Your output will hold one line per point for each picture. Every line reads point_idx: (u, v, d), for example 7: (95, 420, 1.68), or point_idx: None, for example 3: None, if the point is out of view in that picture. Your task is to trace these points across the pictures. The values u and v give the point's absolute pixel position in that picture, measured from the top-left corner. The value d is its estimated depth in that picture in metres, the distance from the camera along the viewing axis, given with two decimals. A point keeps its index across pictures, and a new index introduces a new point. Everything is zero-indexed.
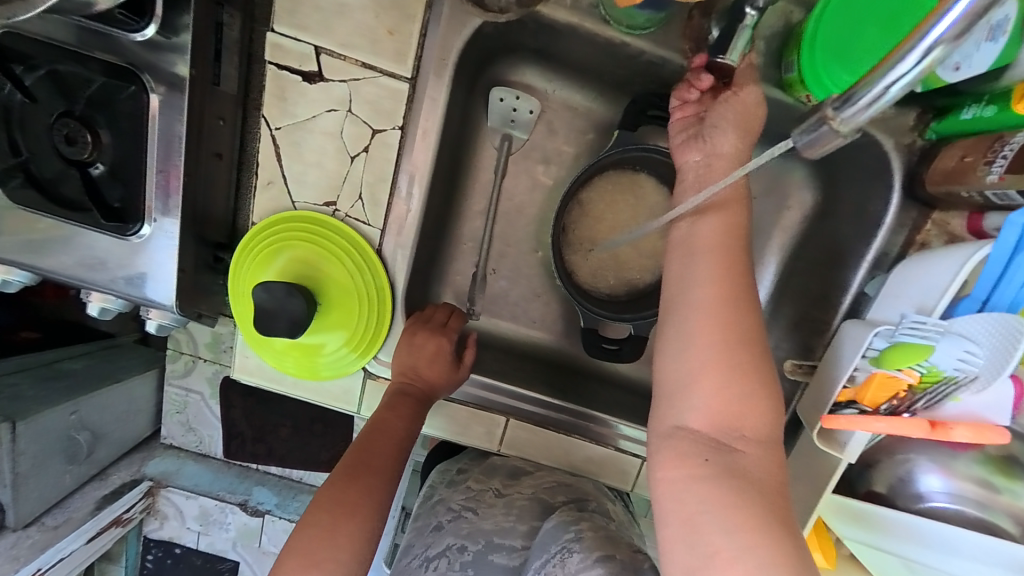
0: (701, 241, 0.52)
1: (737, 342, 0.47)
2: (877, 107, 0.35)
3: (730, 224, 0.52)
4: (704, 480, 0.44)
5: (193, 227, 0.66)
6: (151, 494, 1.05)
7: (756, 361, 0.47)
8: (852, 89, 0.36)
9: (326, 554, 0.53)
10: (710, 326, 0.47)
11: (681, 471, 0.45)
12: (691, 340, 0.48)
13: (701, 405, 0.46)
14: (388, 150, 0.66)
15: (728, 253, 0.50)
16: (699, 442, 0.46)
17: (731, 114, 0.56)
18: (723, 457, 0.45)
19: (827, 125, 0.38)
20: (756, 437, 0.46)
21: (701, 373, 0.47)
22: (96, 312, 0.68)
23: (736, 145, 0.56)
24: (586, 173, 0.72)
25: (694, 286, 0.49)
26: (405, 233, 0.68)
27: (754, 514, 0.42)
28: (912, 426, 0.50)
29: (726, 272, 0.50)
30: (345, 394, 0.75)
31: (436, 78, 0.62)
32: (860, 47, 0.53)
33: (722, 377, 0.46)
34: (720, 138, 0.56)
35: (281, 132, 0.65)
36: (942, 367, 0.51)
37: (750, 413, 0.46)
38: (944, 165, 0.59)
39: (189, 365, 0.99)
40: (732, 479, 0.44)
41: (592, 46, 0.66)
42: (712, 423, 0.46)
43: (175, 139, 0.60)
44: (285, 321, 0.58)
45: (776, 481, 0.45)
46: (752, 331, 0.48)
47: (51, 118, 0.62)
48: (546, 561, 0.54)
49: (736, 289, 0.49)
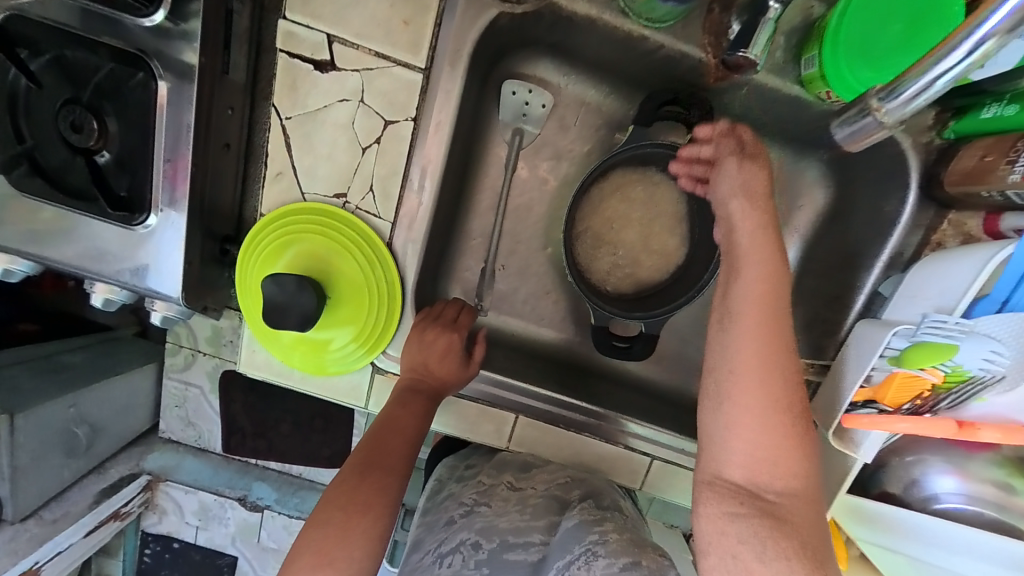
0: (742, 295, 0.54)
1: (778, 396, 0.50)
2: (921, 100, 0.39)
3: (770, 277, 0.54)
4: (741, 519, 0.48)
5: (201, 219, 0.65)
6: (150, 487, 1.05)
7: (795, 416, 0.50)
8: (897, 82, 0.40)
9: (341, 552, 0.52)
10: (751, 381, 0.51)
11: (719, 510, 0.49)
12: (734, 394, 0.51)
13: (740, 453, 0.50)
14: (400, 142, 0.64)
15: (770, 307, 0.53)
16: (737, 486, 0.50)
17: (737, 186, 0.59)
18: (761, 502, 0.48)
19: (873, 116, 0.43)
20: (794, 485, 0.49)
21: (742, 425, 0.50)
22: (100, 304, 0.66)
23: (750, 215, 0.58)
24: (597, 170, 0.70)
25: (736, 339, 0.53)
26: (417, 227, 0.67)
27: (789, 551, 0.45)
28: (939, 429, 0.51)
29: (772, 330, 0.52)
30: (353, 390, 0.74)
31: (451, 70, 0.61)
32: (881, 43, 0.54)
33: (762, 429, 0.50)
34: (731, 212, 0.59)
35: (291, 122, 0.63)
36: (967, 367, 0.51)
37: (788, 462, 0.49)
38: (964, 165, 0.59)
39: (188, 359, 0.97)
40: (769, 519, 0.47)
41: (608, 40, 0.65)
42: (751, 470, 0.50)
43: (184, 129, 0.58)
44: (296, 316, 0.58)
45: (815, 527, 0.48)
46: (792, 386, 0.51)
47: (57, 106, 0.60)
48: (571, 562, 0.53)
49: (775, 345, 0.52)
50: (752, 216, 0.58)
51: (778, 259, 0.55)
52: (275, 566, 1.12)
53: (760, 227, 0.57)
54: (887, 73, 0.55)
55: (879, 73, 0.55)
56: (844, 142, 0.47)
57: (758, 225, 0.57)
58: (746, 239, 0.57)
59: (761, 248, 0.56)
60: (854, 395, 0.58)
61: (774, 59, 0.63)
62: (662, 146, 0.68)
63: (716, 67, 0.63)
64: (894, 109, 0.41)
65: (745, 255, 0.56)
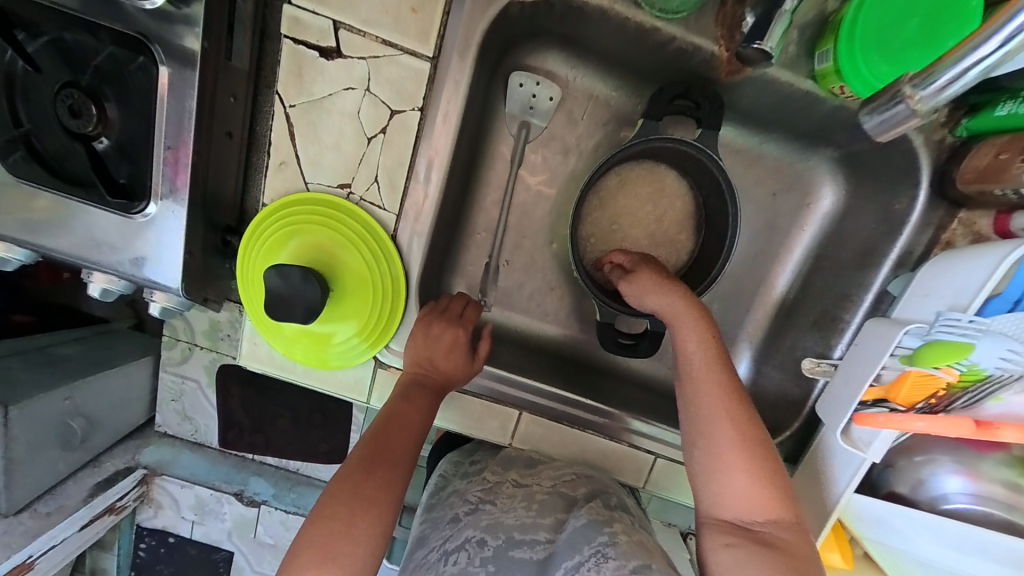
0: (687, 358, 0.59)
1: (742, 435, 0.54)
2: (952, 90, 0.39)
3: (707, 333, 0.59)
4: (731, 550, 0.51)
5: (202, 209, 0.63)
6: (146, 482, 1.03)
7: (760, 456, 0.54)
8: (930, 71, 0.40)
9: (345, 548, 0.51)
10: (717, 425, 0.55)
11: (712, 545, 0.53)
12: (702, 440, 0.56)
13: (721, 495, 0.54)
14: (407, 133, 0.63)
15: (716, 359, 0.58)
16: (725, 522, 0.53)
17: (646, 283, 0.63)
18: (749, 532, 0.52)
19: (906, 104, 0.43)
20: (777, 516, 0.52)
21: (717, 467, 0.54)
22: (98, 293, 0.65)
23: (664, 303, 0.61)
24: (605, 164, 0.68)
25: (690, 392, 0.58)
26: (423, 220, 0.66)
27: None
28: (959, 429, 0.51)
29: (722, 377, 0.57)
30: (356, 385, 0.73)
31: (460, 60, 0.60)
32: (897, 37, 0.55)
33: (733, 469, 0.53)
34: (651, 304, 0.62)
35: (296, 110, 0.62)
36: (984, 366, 0.51)
37: (763, 497, 0.52)
38: (978, 162, 0.58)
39: (185, 353, 0.95)
40: (759, 549, 0.50)
41: (620, 31, 0.64)
42: (734, 507, 0.53)
43: (186, 115, 0.57)
44: (301, 309, 0.57)
45: (808, 554, 0.50)
46: (752, 426, 0.55)
47: (55, 89, 0.59)
48: (580, 563, 0.53)
49: (727, 392, 0.56)
50: (658, 290, 0.62)
51: (706, 314, 0.60)
52: (271, 561, 1.11)
53: (675, 293, 0.61)
54: (902, 67, 0.55)
55: (895, 67, 0.55)
56: (878, 131, 0.47)
57: (675, 308, 0.60)
58: (675, 303, 0.60)
59: (690, 302, 0.61)
60: (863, 395, 0.58)
61: (787, 53, 0.62)
62: (672, 141, 0.67)
63: (728, 60, 0.63)
64: (927, 98, 0.41)
65: (675, 325, 0.60)
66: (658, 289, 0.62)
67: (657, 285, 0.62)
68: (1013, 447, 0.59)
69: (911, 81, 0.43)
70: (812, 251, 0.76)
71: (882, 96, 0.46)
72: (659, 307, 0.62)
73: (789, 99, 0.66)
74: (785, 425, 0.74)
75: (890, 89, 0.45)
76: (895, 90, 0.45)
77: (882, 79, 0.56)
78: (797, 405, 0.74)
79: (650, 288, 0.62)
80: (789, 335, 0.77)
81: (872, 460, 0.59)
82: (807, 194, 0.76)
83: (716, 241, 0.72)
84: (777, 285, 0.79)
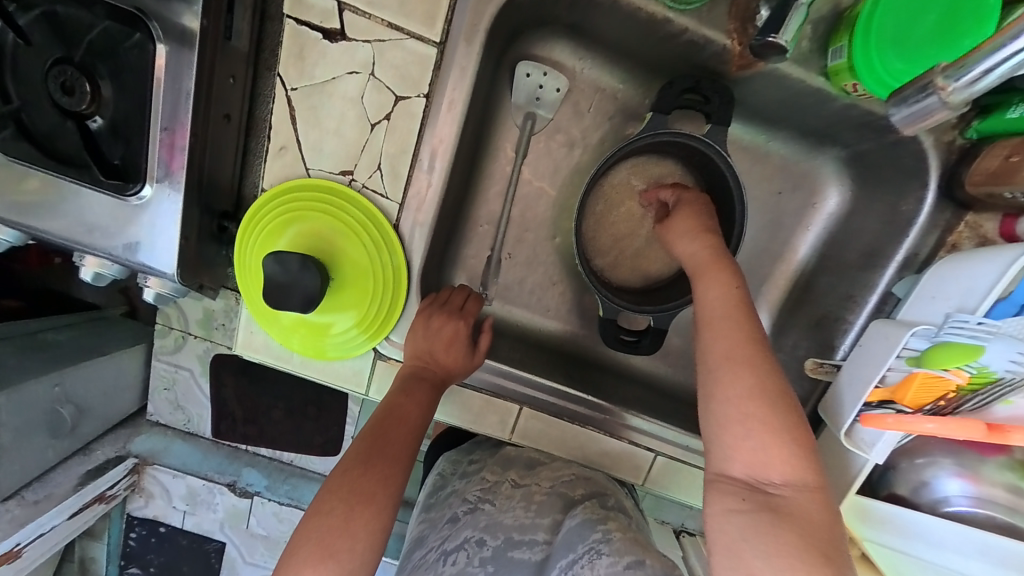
0: (709, 303, 0.57)
1: (762, 390, 0.51)
2: (986, 81, 0.44)
3: (735, 288, 0.57)
4: (741, 515, 0.47)
5: (199, 194, 0.61)
6: (137, 471, 1.02)
7: (777, 413, 0.50)
8: (961, 64, 0.45)
9: (343, 545, 0.50)
10: (735, 375, 0.52)
11: (718, 508, 0.49)
12: (719, 390, 0.52)
13: (734, 450, 0.50)
14: (411, 120, 0.62)
15: (740, 313, 0.55)
16: (736, 482, 0.50)
17: (681, 222, 0.64)
18: (762, 495, 0.48)
19: (937, 95, 0.47)
20: (795, 478, 0.48)
21: (733, 421, 0.50)
22: (90, 278, 0.63)
23: (699, 246, 0.61)
24: (612, 157, 0.66)
25: (712, 339, 0.54)
26: (425, 209, 0.65)
27: (792, 547, 0.45)
28: (968, 431, 0.50)
29: (743, 327, 0.54)
30: (354, 376, 0.72)
31: (467, 45, 0.59)
32: (913, 34, 0.54)
33: (752, 424, 0.49)
34: (686, 247, 0.62)
35: (297, 93, 0.61)
36: (993, 368, 0.51)
37: (782, 457, 0.48)
38: (988, 165, 0.58)
39: (179, 342, 0.93)
40: (771, 515, 0.46)
41: (630, 21, 0.63)
42: (749, 465, 0.49)
43: (184, 95, 0.55)
44: (300, 297, 0.55)
45: (827, 520, 0.47)
46: (773, 381, 0.51)
47: (47, 65, 0.57)
48: (574, 561, 0.52)
49: (748, 345, 0.53)
50: (689, 237, 0.62)
51: (731, 264, 0.59)
52: (263, 553, 1.10)
53: (706, 242, 0.61)
54: (917, 65, 0.54)
55: (909, 65, 0.54)
56: (901, 124, 0.51)
57: (709, 252, 0.60)
58: (702, 252, 0.60)
59: (721, 253, 0.60)
60: (868, 395, 0.58)
61: (799, 48, 0.61)
62: (680, 135, 0.65)
63: (740, 54, 0.62)
64: (962, 88, 0.46)
65: (705, 271, 0.59)
66: (689, 236, 0.62)
67: (691, 231, 0.63)
68: (1015, 450, 0.59)
69: (942, 72, 0.46)
70: (816, 251, 0.76)
71: (908, 88, 0.50)
72: (689, 252, 0.62)
73: (799, 96, 0.65)
74: None
75: (915, 82, 0.49)
76: (923, 82, 0.48)
77: (897, 78, 0.55)
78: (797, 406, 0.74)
79: (682, 234, 0.63)
80: (790, 336, 0.77)
81: (877, 462, 0.59)
82: (813, 193, 0.75)
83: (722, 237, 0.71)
84: (780, 286, 0.78)
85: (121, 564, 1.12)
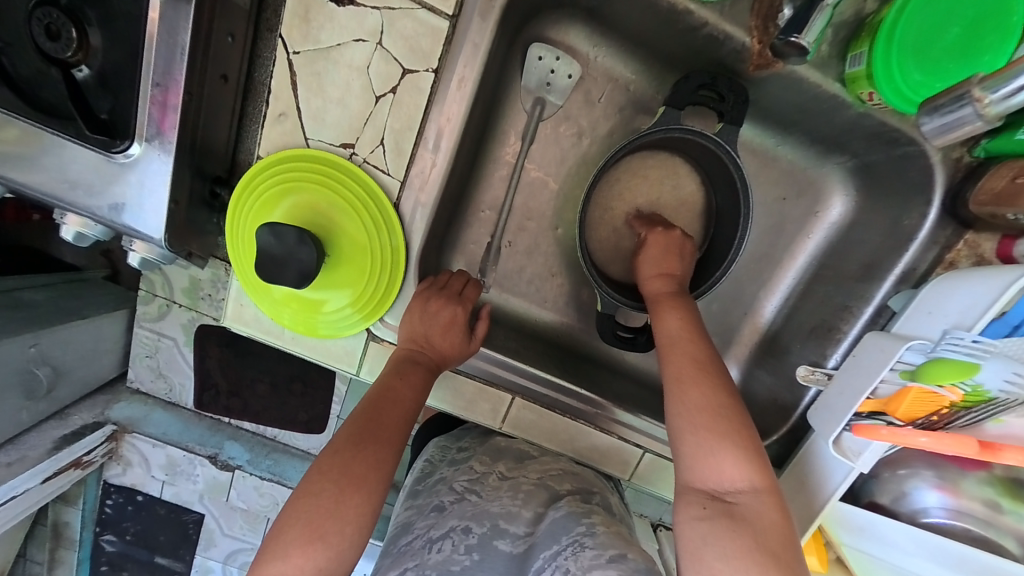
0: (665, 333, 0.59)
1: (712, 402, 0.53)
2: (1018, 96, 0.47)
3: (686, 315, 0.60)
4: (704, 522, 0.48)
5: (190, 157, 0.59)
6: (115, 438, 0.99)
7: (734, 424, 0.51)
8: (998, 78, 0.47)
9: (332, 527, 0.50)
10: (686, 391, 0.54)
11: (683, 517, 0.50)
12: (674, 406, 0.54)
13: (692, 461, 0.51)
14: (418, 95, 0.59)
15: (692, 342, 0.57)
16: (698, 492, 0.50)
17: (652, 255, 0.66)
18: (721, 503, 0.49)
19: (974, 106, 0.48)
20: (748, 485, 0.49)
21: (687, 434, 0.52)
22: (72, 237, 0.60)
23: (659, 280, 0.65)
24: (622, 151, 0.64)
25: (671, 352, 0.57)
26: (428, 189, 0.63)
27: (747, 551, 0.45)
28: (962, 447, 0.52)
29: (693, 348, 0.57)
30: (346, 356, 0.70)
31: (481, 21, 0.57)
32: (936, 43, 0.53)
33: (703, 435, 0.51)
34: (647, 282, 0.65)
35: (300, 58, 0.58)
36: (988, 387, 0.52)
37: (731, 463, 0.50)
38: (994, 185, 0.58)
39: (163, 309, 0.91)
40: (729, 521, 0.47)
41: (649, 11, 0.61)
42: (706, 474, 0.50)
43: (178, 47, 0.51)
44: (294, 271, 0.54)
45: (779, 525, 0.47)
46: (723, 394, 0.53)
47: (29, 6, 0.53)
48: (558, 552, 0.53)
49: (703, 359, 0.56)
50: (647, 278, 0.66)
51: (689, 300, 0.62)
52: (242, 526, 1.09)
53: (658, 285, 0.64)
54: (935, 78, 0.54)
55: (928, 78, 0.54)
56: (930, 134, 0.52)
57: (666, 290, 0.64)
58: (660, 289, 0.64)
59: (674, 294, 0.63)
60: (860, 406, 0.59)
61: (819, 52, 0.60)
62: (691, 132, 0.63)
63: (759, 53, 0.60)
64: (998, 101, 0.47)
65: (660, 301, 0.63)
66: (646, 278, 0.66)
67: (648, 274, 0.65)
68: (995, 467, 0.62)
69: (979, 83, 0.48)
70: (815, 259, 0.76)
71: (941, 98, 0.50)
72: (645, 292, 0.66)
73: (816, 100, 0.64)
74: (773, 429, 0.74)
75: (950, 91, 0.50)
76: (958, 92, 0.49)
77: (916, 90, 0.54)
78: (785, 412, 0.74)
79: (639, 275, 0.66)
80: (784, 342, 0.77)
81: (862, 470, 0.60)
82: (817, 201, 0.75)
83: (725, 239, 0.70)
84: (776, 291, 0.79)
85: (97, 530, 1.11)
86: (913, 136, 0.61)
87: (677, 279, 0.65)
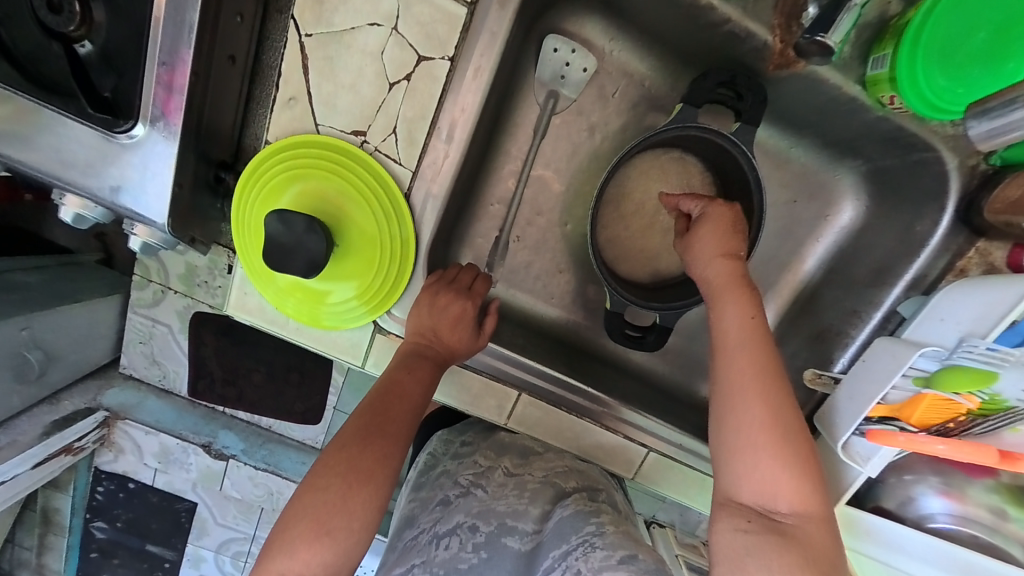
0: (723, 331, 0.56)
1: (773, 420, 0.51)
2: None
3: (749, 313, 0.56)
4: (747, 535, 0.48)
5: (195, 141, 0.57)
6: (107, 425, 0.97)
7: (794, 444, 0.50)
8: None
9: (339, 522, 0.49)
10: (746, 408, 0.52)
11: (727, 527, 0.49)
12: (729, 417, 0.52)
13: (742, 478, 0.51)
14: (433, 82, 0.58)
15: (750, 349, 0.54)
16: (744, 506, 0.50)
17: (714, 230, 0.60)
18: (770, 521, 0.48)
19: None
20: (803, 508, 0.49)
21: (741, 451, 0.51)
22: (71, 219, 0.58)
23: (722, 265, 0.59)
24: (635, 148, 0.63)
25: (735, 353, 0.55)
26: (441, 181, 0.61)
27: (795, 567, 0.45)
28: (981, 456, 0.53)
29: (756, 354, 0.54)
30: (351, 347, 0.69)
31: (499, 9, 0.55)
32: (961, 50, 0.53)
33: (760, 453, 0.50)
34: (708, 268, 0.60)
35: (312, 41, 0.56)
36: (1006, 396, 0.54)
37: (787, 486, 0.49)
38: (1009, 194, 0.57)
39: (158, 296, 0.89)
40: (778, 538, 0.47)
41: (669, 6, 0.60)
42: (756, 492, 0.50)
43: (187, 26, 0.49)
44: (303, 260, 0.52)
45: (830, 550, 0.47)
46: (786, 411, 0.52)
47: None
48: (567, 552, 0.52)
49: (768, 372, 0.53)
50: (709, 260, 0.60)
51: (752, 290, 0.58)
52: (235, 516, 1.08)
53: (725, 267, 0.59)
54: (961, 83, 0.54)
55: (953, 83, 0.54)
56: (978, 135, 0.53)
57: (734, 272, 0.58)
58: (721, 276, 0.59)
59: (738, 279, 0.58)
60: (869, 411, 0.59)
61: (842, 54, 0.59)
62: (709, 131, 0.62)
63: (780, 53, 0.60)
64: None
65: (727, 291, 0.58)
66: (706, 262, 0.60)
67: (711, 254, 0.60)
68: (1001, 475, 0.62)
69: None
70: (824, 263, 0.76)
71: (992, 101, 0.51)
72: (704, 276, 0.60)
73: (833, 103, 0.63)
74: None
75: (1002, 95, 0.50)
76: (1010, 95, 0.50)
77: (941, 96, 0.55)
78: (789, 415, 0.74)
79: (699, 259, 0.61)
80: (789, 345, 0.78)
81: (869, 474, 0.62)
82: (828, 205, 0.75)
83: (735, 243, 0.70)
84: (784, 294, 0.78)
85: (87, 517, 1.09)
86: (928, 140, 0.61)
87: (743, 260, 0.60)
